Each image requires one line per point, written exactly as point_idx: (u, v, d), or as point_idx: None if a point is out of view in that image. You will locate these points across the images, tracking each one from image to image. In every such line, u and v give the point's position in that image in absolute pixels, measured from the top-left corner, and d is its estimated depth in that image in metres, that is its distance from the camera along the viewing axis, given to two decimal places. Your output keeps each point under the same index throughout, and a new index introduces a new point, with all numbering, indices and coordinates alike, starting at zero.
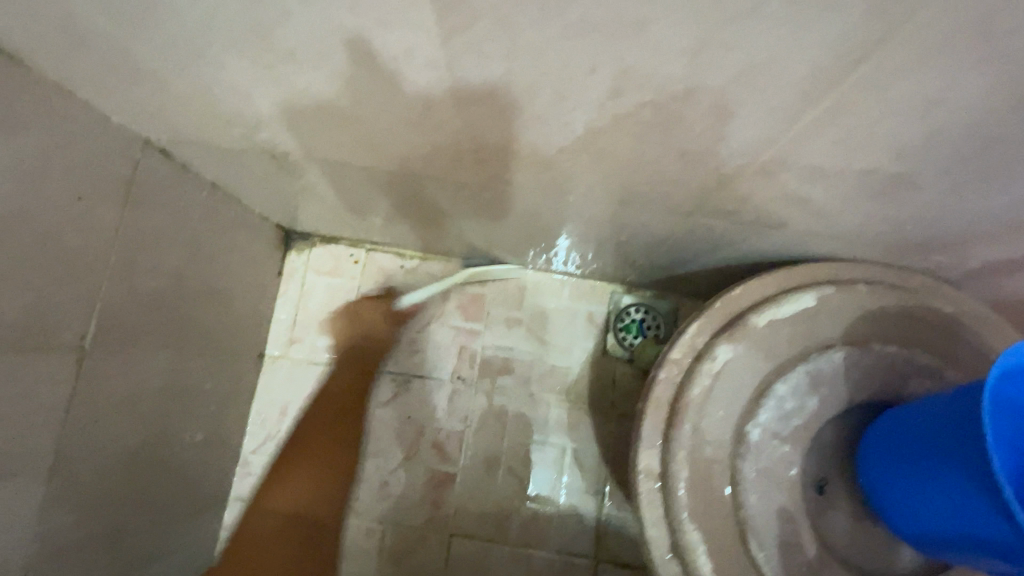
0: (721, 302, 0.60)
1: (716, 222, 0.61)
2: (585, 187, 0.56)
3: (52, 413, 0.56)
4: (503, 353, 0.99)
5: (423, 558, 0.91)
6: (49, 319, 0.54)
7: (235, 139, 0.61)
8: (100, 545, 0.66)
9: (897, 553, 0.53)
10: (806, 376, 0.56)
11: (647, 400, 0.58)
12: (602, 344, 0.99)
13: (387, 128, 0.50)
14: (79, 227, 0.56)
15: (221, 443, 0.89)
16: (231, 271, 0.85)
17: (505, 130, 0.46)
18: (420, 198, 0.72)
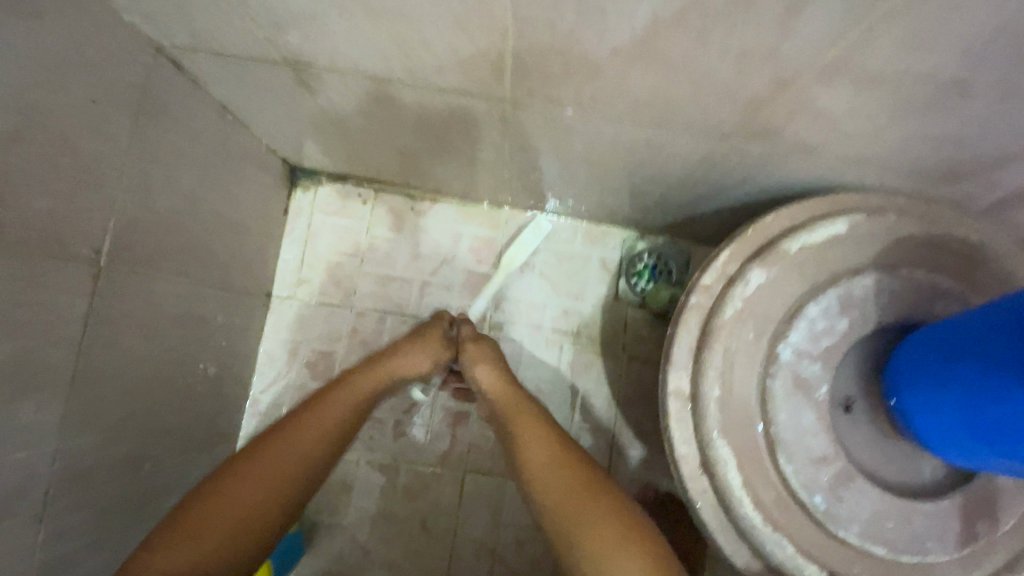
0: (753, 229, 0.59)
1: (752, 147, 0.60)
2: (625, 103, 0.55)
3: (71, 327, 0.54)
4: (515, 296, 0.98)
5: (437, 494, 0.93)
6: (66, 227, 0.52)
7: (257, 47, 0.57)
8: (119, 471, 0.65)
9: (915, 465, 0.56)
10: (837, 298, 0.56)
11: (676, 324, 0.56)
12: (615, 289, 0.99)
13: (431, 30, 0.48)
14: (92, 132, 0.53)
15: (229, 381, 0.87)
16: (240, 203, 0.82)
17: (557, 29, 0.45)
18: (443, 124, 0.70)
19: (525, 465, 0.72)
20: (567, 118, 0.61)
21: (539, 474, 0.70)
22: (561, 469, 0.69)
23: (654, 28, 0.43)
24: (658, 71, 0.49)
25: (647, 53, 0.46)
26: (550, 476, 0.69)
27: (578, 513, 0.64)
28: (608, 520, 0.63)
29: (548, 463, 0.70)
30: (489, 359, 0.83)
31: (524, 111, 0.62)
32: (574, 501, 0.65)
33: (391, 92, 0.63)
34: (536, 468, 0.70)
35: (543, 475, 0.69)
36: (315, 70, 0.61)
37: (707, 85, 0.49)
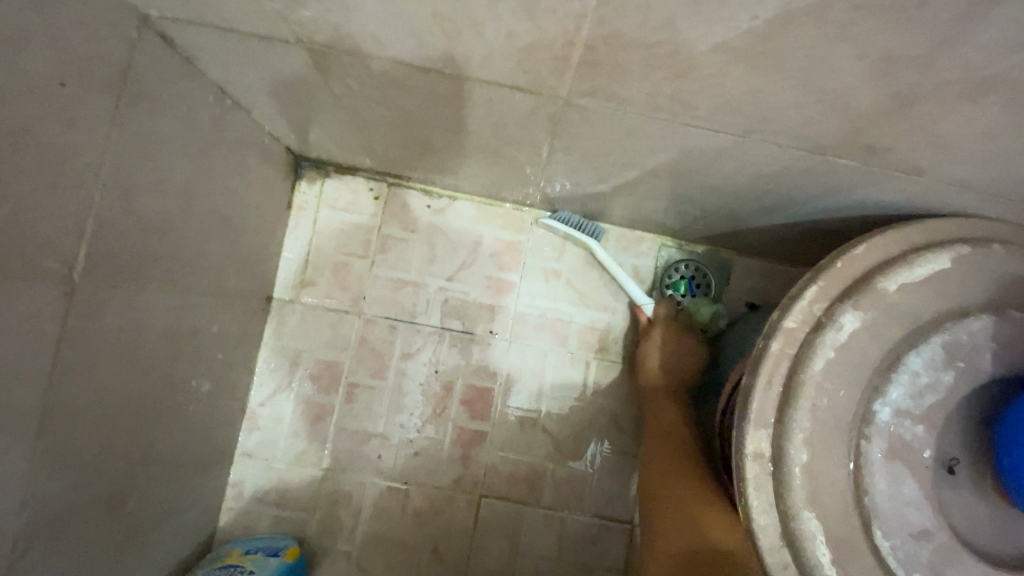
0: (843, 262, 0.53)
1: (846, 163, 0.52)
2: (708, 108, 0.46)
3: (41, 357, 0.46)
4: (540, 307, 0.90)
5: (450, 519, 0.86)
6: (32, 238, 0.43)
7: (265, 23, 0.48)
8: (100, 509, 0.57)
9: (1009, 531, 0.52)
10: (942, 349, 0.51)
11: (757, 375, 0.51)
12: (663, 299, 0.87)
13: (487, 11, 0.39)
14: (63, 123, 0.43)
15: (225, 395, 0.78)
16: (239, 198, 0.72)
17: (650, 16, 0.36)
18: (479, 120, 0.61)
19: (653, 455, 0.73)
20: (630, 121, 0.52)
21: (664, 464, 0.71)
22: (672, 457, 0.71)
23: (781, 18, 0.34)
24: (765, 72, 0.40)
25: (759, 50, 0.37)
26: (659, 465, 0.71)
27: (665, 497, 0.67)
28: (706, 539, 0.60)
29: (671, 444, 0.73)
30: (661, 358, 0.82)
31: (580, 111, 0.52)
32: (664, 480, 0.69)
33: (422, 81, 0.53)
34: (655, 451, 0.73)
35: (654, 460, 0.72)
36: (332, 52, 0.51)
37: (820, 91, 0.41)
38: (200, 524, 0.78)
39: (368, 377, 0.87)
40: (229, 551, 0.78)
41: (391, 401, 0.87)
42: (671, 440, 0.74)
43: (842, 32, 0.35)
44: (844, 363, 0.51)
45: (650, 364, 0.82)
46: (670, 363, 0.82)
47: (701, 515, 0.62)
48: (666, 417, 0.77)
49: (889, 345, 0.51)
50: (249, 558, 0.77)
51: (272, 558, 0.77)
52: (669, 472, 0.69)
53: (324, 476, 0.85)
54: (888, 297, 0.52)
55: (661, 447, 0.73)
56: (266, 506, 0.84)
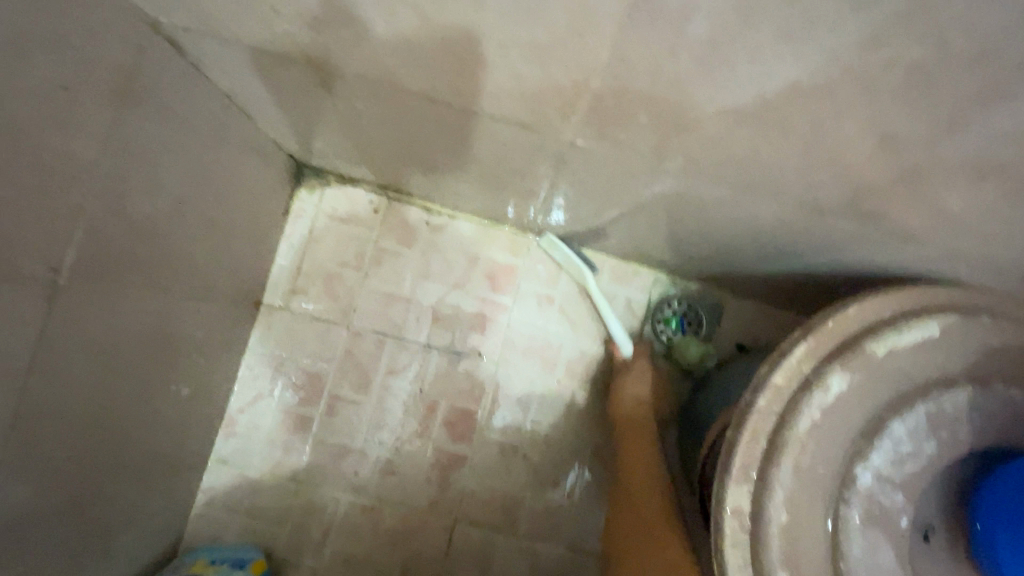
0: (834, 321, 0.53)
1: (843, 223, 0.52)
2: (711, 161, 0.47)
3: (17, 361, 0.45)
4: (530, 329, 0.89)
5: (423, 542, 0.84)
6: (19, 242, 0.42)
7: (277, 41, 0.47)
8: (64, 516, 0.55)
9: None
10: (926, 417, 0.52)
11: (742, 430, 0.51)
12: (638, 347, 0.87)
13: (499, 56, 0.39)
14: (62, 126, 0.43)
15: (205, 400, 0.77)
16: (235, 203, 0.72)
17: (662, 76, 0.36)
18: (484, 150, 0.61)
19: (627, 476, 0.75)
20: (633, 165, 0.52)
21: (637, 487, 0.72)
22: (645, 484, 0.72)
23: (793, 89, 0.34)
24: (772, 136, 0.40)
25: (767, 117, 0.38)
26: (636, 491, 0.72)
27: (631, 512, 0.71)
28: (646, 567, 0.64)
29: (641, 465, 0.74)
30: (635, 390, 0.83)
31: (584, 152, 0.52)
32: (637, 497, 0.71)
33: (430, 109, 0.53)
34: (631, 471, 0.75)
35: (636, 489, 0.72)
36: (341, 75, 0.51)
37: (824, 156, 0.41)
38: (167, 531, 0.76)
39: (351, 391, 0.86)
40: (194, 559, 0.76)
41: (373, 417, 0.86)
42: (652, 476, 0.72)
43: (849, 106, 0.35)
44: (829, 423, 0.50)
45: (624, 394, 0.83)
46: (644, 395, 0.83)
47: (653, 539, 0.64)
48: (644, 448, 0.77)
49: (875, 408, 0.51)
50: (215, 568, 0.75)
51: (237, 570, 0.75)
52: (648, 505, 0.69)
53: (299, 488, 0.84)
54: (876, 360, 0.52)
55: (642, 474, 0.73)
56: (236, 515, 0.83)
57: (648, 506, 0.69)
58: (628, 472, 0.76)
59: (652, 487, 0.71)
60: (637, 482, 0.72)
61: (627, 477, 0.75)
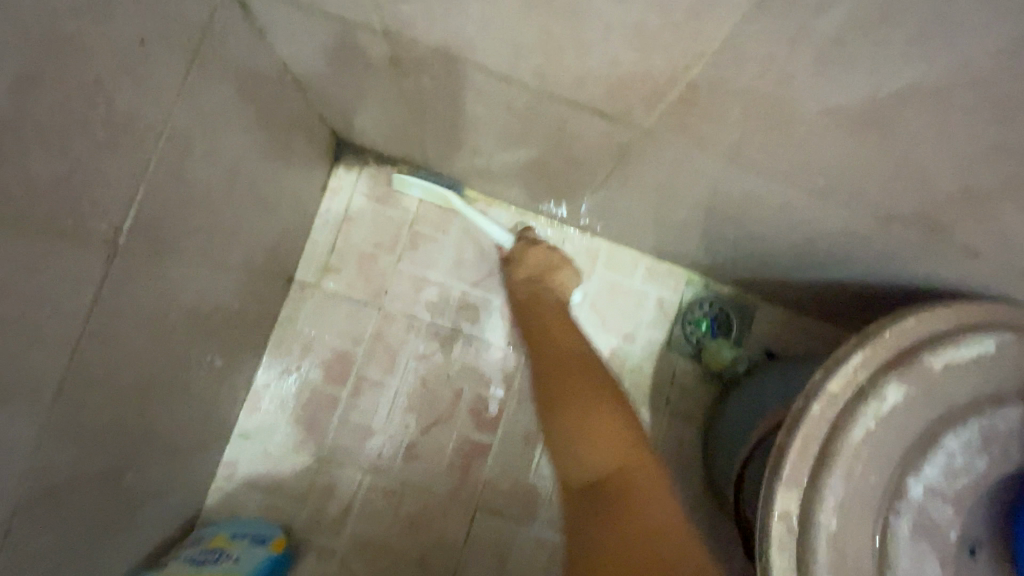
0: (892, 331, 0.52)
1: (907, 233, 0.52)
2: (791, 162, 0.46)
3: (72, 322, 0.44)
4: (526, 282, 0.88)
5: (442, 529, 0.84)
6: (85, 200, 0.41)
7: (357, 10, 0.46)
8: (99, 481, 0.54)
9: None
10: (980, 433, 0.52)
11: (793, 435, 0.50)
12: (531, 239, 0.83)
13: (600, 37, 0.38)
14: (136, 82, 0.42)
15: (233, 374, 0.76)
16: (277, 175, 0.70)
17: (771, 69, 0.35)
18: (544, 137, 0.59)
19: (554, 391, 0.56)
20: (702, 162, 0.52)
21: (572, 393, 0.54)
22: (591, 388, 0.55)
23: (907, 93, 0.34)
24: (867, 138, 0.40)
25: (868, 119, 0.37)
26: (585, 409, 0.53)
27: (588, 445, 0.51)
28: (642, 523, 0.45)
29: (572, 373, 0.57)
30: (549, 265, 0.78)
31: (655, 145, 0.52)
32: (589, 417, 0.52)
33: (500, 92, 0.52)
34: (554, 379, 0.57)
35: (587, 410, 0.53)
36: (415, 48, 0.49)
37: (914, 162, 0.41)
38: (186, 504, 0.75)
39: (378, 373, 0.86)
40: (214, 534, 0.75)
41: (399, 400, 0.85)
42: (583, 369, 0.57)
43: (953, 114, 0.35)
44: (883, 434, 0.50)
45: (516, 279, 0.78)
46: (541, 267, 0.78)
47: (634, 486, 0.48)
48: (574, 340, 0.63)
49: (927, 421, 0.51)
50: (235, 543, 0.74)
51: (258, 547, 0.75)
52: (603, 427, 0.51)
53: (320, 468, 0.83)
54: (932, 373, 0.51)
55: (585, 386, 0.55)
56: (256, 491, 0.82)
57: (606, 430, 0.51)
58: (547, 393, 0.56)
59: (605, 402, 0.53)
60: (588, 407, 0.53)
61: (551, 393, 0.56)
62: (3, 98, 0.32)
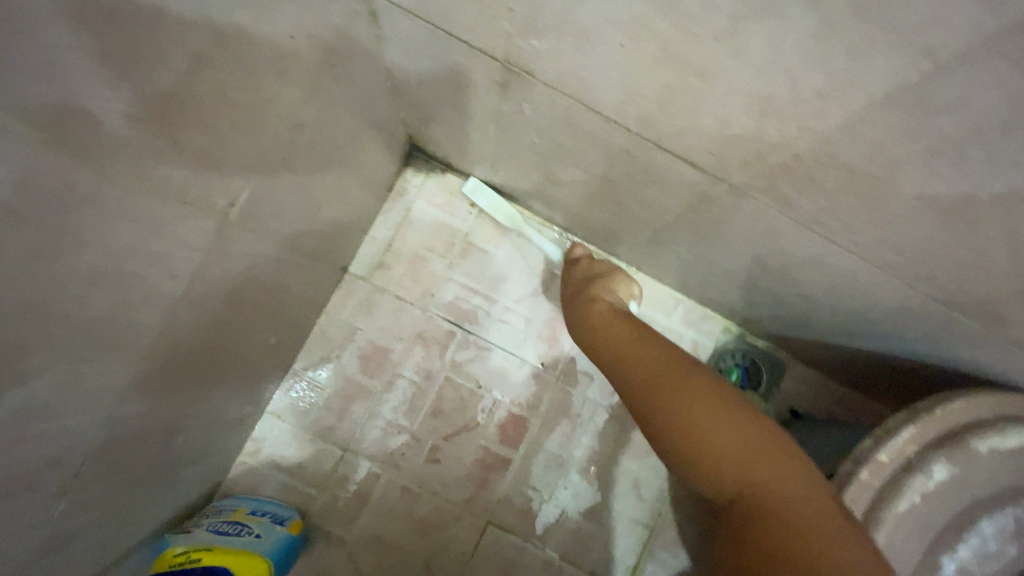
0: (940, 411, 0.54)
1: (965, 319, 0.54)
2: (870, 237, 0.48)
3: (175, 284, 0.46)
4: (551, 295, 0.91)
5: (453, 536, 0.85)
6: (214, 175, 0.44)
7: (483, 37, 0.48)
8: (154, 440, 0.56)
9: None
10: (1013, 521, 0.53)
11: (837, 497, 0.51)
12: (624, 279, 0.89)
13: (720, 101, 0.40)
14: (277, 73, 0.45)
15: (279, 353, 0.78)
16: (357, 171, 0.73)
17: (878, 154, 0.38)
18: (625, 175, 0.62)
19: (680, 414, 0.53)
20: (777, 223, 0.54)
21: (705, 419, 0.52)
22: (720, 417, 0.52)
23: (1005, 196, 0.36)
24: (953, 229, 0.42)
25: (958, 212, 0.40)
26: (711, 432, 0.51)
27: (721, 462, 0.50)
28: (807, 541, 0.44)
29: (670, 368, 0.57)
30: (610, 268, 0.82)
31: (737, 201, 0.54)
32: (710, 434, 0.51)
33: (596, 131, 0.55)
34: (668, 377, 0.56)
35: (712, 422, 0.52)
36: (528, 78, 0.52)
37: (990, 257, 0.43)
38: (213, 473, 0.77)
39: (413, 372, 0.88)
40: (235, 506, 0.77)
41: (429, 402, 0.87)
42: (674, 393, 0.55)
43: None
44: (922, 509, 0.52)
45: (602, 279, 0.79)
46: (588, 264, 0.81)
47: (779, 510, 0.47)
48: (674, 359, 0.59)
49: (964, 503, 0.53)
50: (256, 520, 0.75)
51: (276, 526, 0.76)
52: (732, 436, 0.51)
53: (343, 457, 0.85)
54: (973, 457, 0.53)
55: (712, 410, 0.52)
56: (278, 471, 0.84)
57: (729, 432, 0.51)
58: (686, 421, 0.53)
59: (721, 409, 0.53)
60: (715, 424, 0.52)
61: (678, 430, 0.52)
62: (177, 75, 0.36)
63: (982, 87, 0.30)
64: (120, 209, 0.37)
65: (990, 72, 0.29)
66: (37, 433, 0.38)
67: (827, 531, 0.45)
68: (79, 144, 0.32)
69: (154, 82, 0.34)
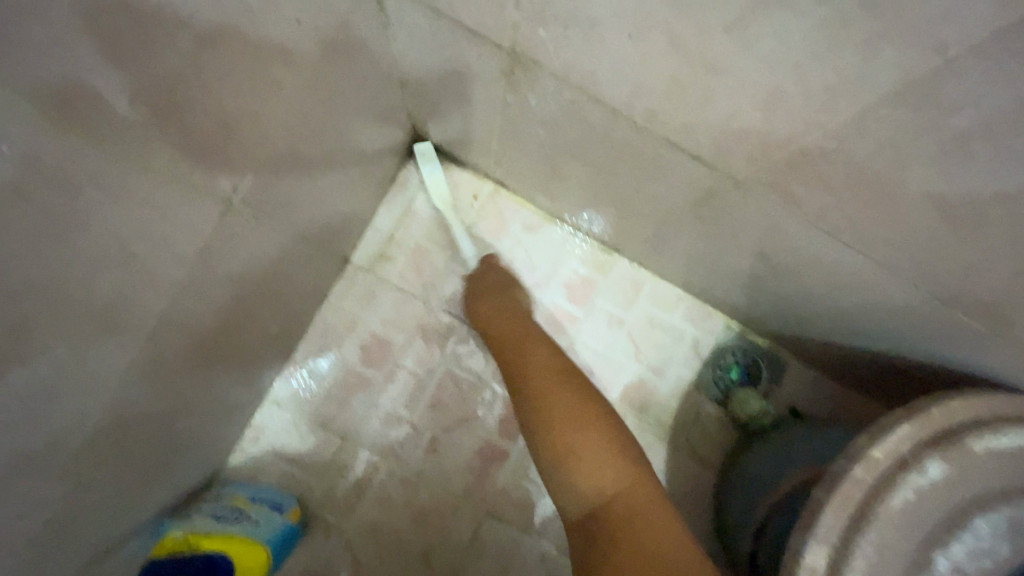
0: (938, 410, 0.54)
1: (969, 320, 0.54)
2: (875, 234, 0.48)
3: (179, 268, 0.46)
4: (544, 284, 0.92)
5: (451, 527, 0.85)
6: (219, 160, 0.44)
7: (490, 26, 0.48)
8: (156, 424, 0.56)
9: None
10: (1008, 520, 0.53)
11: (833, 492, 0.51)
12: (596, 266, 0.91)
13: (729, 95, 0.40)
14: (283, 59, 0.45)
15: (280, 341, 0.78)
16: (361, 161, 0.73)
17: (885, 151, 0.38)
18: (630, 169, 0.62)
19: (560, 436, 0.58)
20: (782, 219, 0.54)
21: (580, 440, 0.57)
22: (585, 419, 0.59)
23: (1014, 195, 0.36)
24: (959, 228, 0.42)
25: (965, 211, 0.40)
26: (580, 441, 0.57)
27: (577, 472, 0.56)
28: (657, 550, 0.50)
29: (554, 387, 0.62)
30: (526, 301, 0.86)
31: (743, 196, 0.54)
32: (572, 440, 0.57)
33: (602, 124, 0.55)
34: (558, 394, 0.61)
35: (587, 437, 0.57)
36: (535, 70, 0.51)
37: (996, 257, 0.43)
38: (213, 460, 0.77)
39: (414, 364, 0.88)
40: (235, 493, 0.77)
41: (429, 394, 0.87)
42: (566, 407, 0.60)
43: None
44: (918, 507, 0.52)
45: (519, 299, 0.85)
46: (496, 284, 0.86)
47: (636, 515, 0.53)
48: (561, 377, 0.64)
49: (959, 501, 0.53)
50: (255, 506, 0.75)
51: (275, 514, 0.76)
52: (593, 450, 0.57)
53: (342, 447, 0.85)
54: (971, 456, 0.53)
55: (580, 421, 0.58)
56: (278, 459, 0.84)
57: (593, 448, 0.57)
58: (564, 444, 0.57)
59: (593, 425, 0.58)
60: (576, 433, 0.58)
61: (550, 431, 0.59)
62: (182, 58, 0.35)
63: (991, 85, 0.30)
64: (124, 190, 0.36)
65: (997, 70, 0.29)
66: (41, 413, 0.39)
67: (673, 534, 0.52)
68: (83, 120, 0.32)
69: (160, 64, 0.34)
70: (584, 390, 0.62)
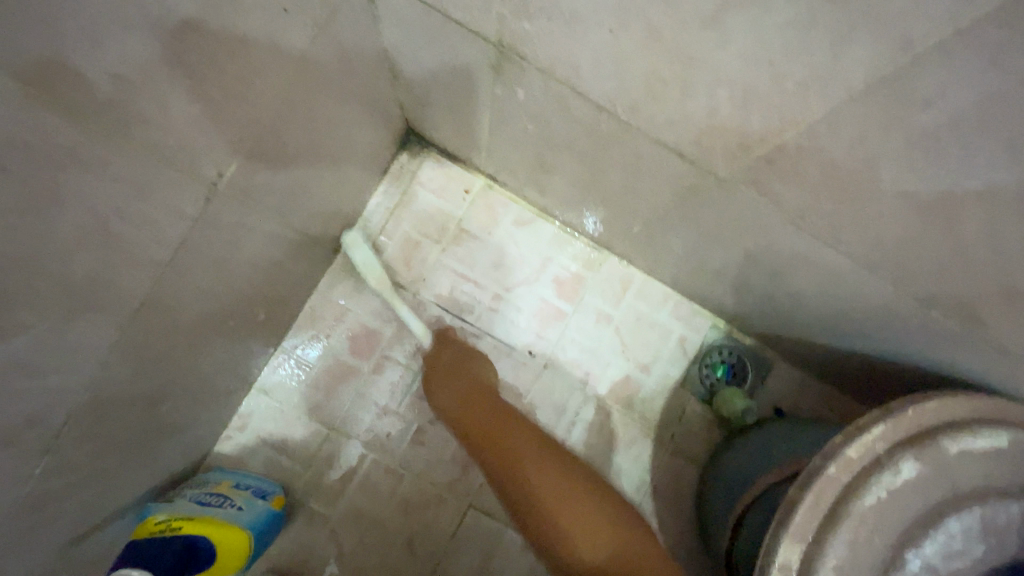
0: (914, 410, 0.54)
1: (946, 320, 0.54)
2: (851, 233, 0.49)
3: (162, 250, 0.46)
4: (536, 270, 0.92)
5: (434, 518, 0.86)
6: (203, 145, 0.44)
7: (477, 18, 0.48)
8: (138, 406, 0.57)
9: None
10: (980, 521, 0.54)
11: (806, 490, 0.52)
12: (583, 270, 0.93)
13: (707, 90, 0.41)
14: (270, 46, 0.45)
15: (268, 329, 0.79)
16: (351, 151, 0.73)
17: (858, 148, 0.39)
18: (615, 165, 0.63)
19: (553, 515, 0.62)
20: (762, 216, 0.55)
21: (550, 496, 0.63)
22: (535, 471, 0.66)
23: (981, 195, 0.37)
24: (933, 226, 0.42)
25: (939, 208, 0.40)
26: (552, 506, 0.63)
27: (570, 545, 0.59)
28: None
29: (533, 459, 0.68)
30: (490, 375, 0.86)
31: (725, 193, 0.55)
32: (569, 520, 0.60)
33: (587, 118, 0.55)
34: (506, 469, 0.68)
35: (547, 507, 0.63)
36: (521, 62, 0.52)
37: (968, 257, 0.44)
38: (198, 445, 0.77)
39: (401, 355, 0.88)
40: (218, 479, 0.77)
41: (416, 385, 0.88)
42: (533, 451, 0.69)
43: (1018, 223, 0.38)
44: (891, 504, 0.52)
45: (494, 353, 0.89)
46: (453, 367, 0.86)
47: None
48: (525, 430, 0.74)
49: (932, 500, 0.53)
50: (238, 492, 0.75)
51: (259, 500, 0.76)
52: (588, 524, 0.60)
53: (328, 436, 0.86)
54: (945, 456, 0.54)
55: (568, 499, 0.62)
56: (264, 447, 0.84)
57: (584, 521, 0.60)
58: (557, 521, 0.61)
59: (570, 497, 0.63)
60: (554, 504, 0.62)
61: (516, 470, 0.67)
62: (166, 40, 0.36)
63: (958, 82, 0.30)
64: (106, 170, 0.37)
65: (963, 67, 0.29)
66: (20, 389, 0.39)
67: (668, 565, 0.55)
68: (64, 99, 0.32)
69: (144, 45, 0.34)
70: (558, 461, 0.69)
